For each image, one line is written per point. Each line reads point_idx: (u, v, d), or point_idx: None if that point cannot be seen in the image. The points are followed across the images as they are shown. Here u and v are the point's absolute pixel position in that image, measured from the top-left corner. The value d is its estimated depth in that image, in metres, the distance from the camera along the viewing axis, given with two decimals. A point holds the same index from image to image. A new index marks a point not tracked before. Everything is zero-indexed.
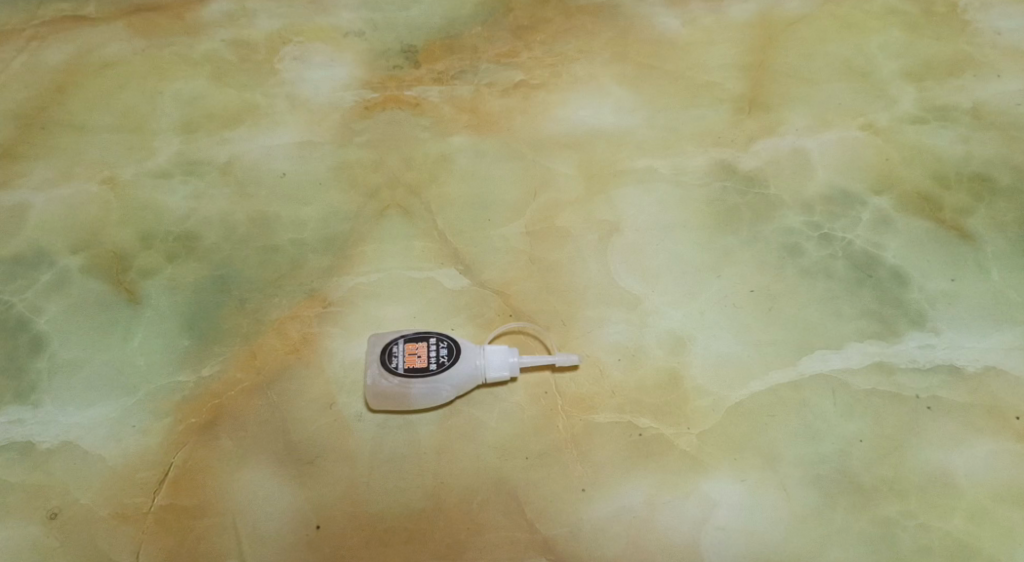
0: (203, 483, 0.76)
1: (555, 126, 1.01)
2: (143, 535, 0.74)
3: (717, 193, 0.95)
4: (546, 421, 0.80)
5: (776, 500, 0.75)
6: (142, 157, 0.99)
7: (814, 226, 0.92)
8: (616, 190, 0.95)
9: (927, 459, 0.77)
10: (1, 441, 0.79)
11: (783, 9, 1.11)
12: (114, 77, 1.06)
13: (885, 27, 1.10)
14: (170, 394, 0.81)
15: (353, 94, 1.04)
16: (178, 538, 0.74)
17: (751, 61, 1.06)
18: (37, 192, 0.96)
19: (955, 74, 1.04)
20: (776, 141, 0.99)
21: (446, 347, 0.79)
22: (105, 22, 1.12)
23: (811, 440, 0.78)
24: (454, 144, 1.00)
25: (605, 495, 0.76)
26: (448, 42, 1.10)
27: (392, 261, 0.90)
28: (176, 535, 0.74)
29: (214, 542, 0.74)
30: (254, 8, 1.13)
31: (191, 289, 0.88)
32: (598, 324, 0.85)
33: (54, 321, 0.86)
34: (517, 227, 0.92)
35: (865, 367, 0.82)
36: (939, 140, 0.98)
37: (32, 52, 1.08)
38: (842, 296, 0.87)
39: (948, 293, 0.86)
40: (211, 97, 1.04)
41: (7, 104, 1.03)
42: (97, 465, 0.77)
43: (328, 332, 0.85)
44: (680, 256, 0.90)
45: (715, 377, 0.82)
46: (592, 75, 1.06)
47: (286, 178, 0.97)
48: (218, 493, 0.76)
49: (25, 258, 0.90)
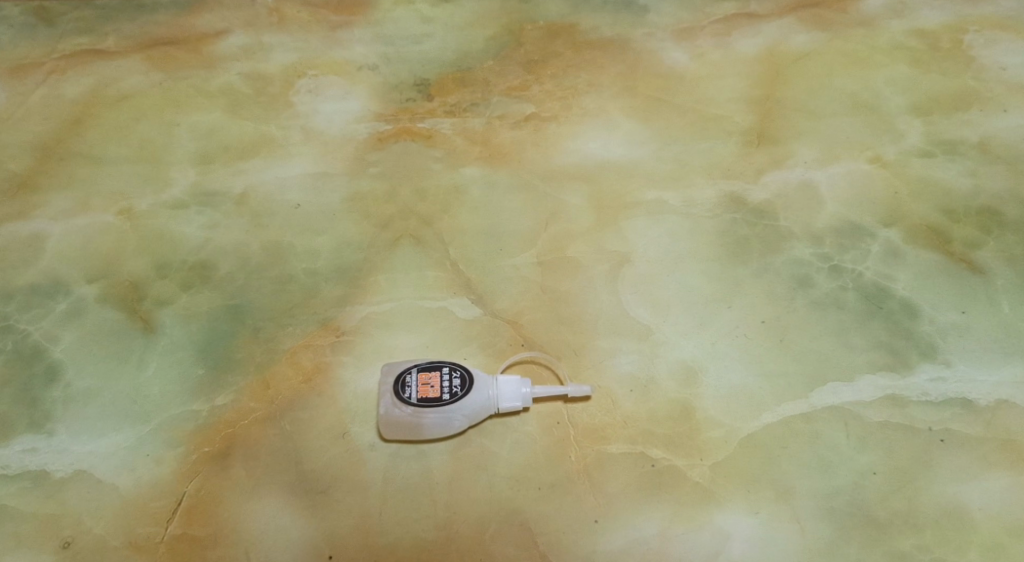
0: (217, 513, 0.76)
1: (566, 158, 1.02)
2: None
3: (727, 224, 0.95)
4: (559, 451, 0.80)
5: (790, 533, 0.75)
6: (158, 188, 1.00)
7: (824, 258, 0.92)
8: (626, 221, 0.96)
9: (941, 492, 0.76)
10: (15, 470, 0.79)
11: (791, 44, 1.13)
12: (132, 109, 1.08)
13: (892, 62, 1.11)
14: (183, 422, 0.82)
15: (367, 126, 1.06)
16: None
17: (759, 94, 1.08)
18: (54, 222, 0.97)
19: (962, 109, 1.05)
20: (784, 173, 1.00)
21: (460, 377, 0.79)
22: (124, 56, 1.14)
23: (824, 472, 0.78)
24: (466, 175, 1.01)
25: (617, 527, 0.75)
26: (460, 76, 1.11)
27: (405, 291, 0.91)
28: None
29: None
30: (270, 43, 1.15)
31: (205, 319, 0.89)
32: (609, 354, 0.86)
33: (70, 350, 0.87)
34: (529, 258, 0.93)
35: (877, 399, 0.82)
36: (947, 174, 0.99)
37: (51, 85, 1.10)
38: (853, 328, 0.87)
39: (959, 326, 0.87)
40: (227, 129, 1.06)
41: (26, 136, 1.05)
42: (110, 494, 0.77)
43: (341, 361, 0.86)
44: (691, 287, 0.90)
45: (728, 408, 0.82)
46: (602, 108, 1.07)
47: (301, 208, 0.98)
48: (232, 524, 0.76)
49: (41, 287, 0.91)
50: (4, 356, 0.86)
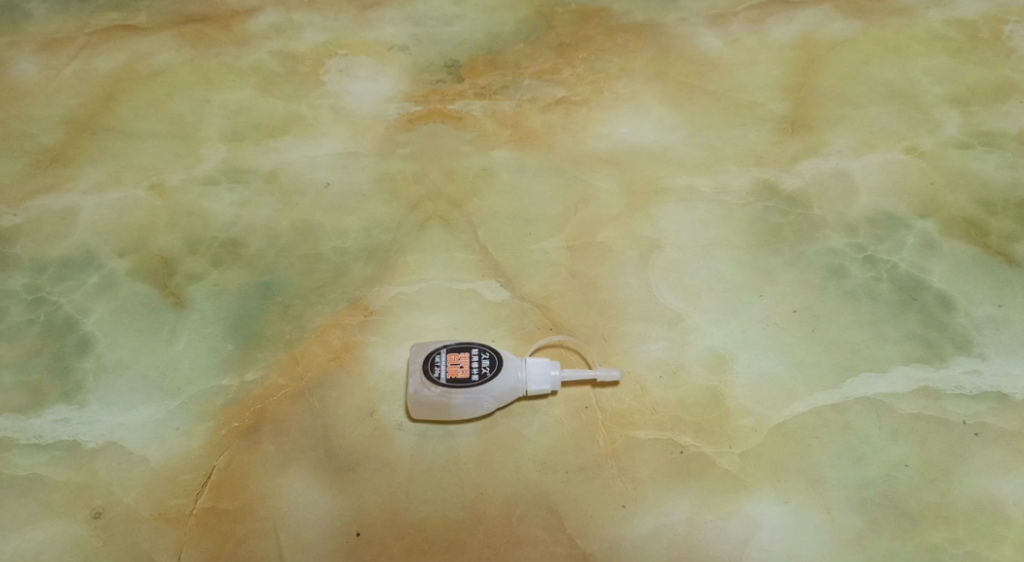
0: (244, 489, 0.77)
1: (597, 142, 1.01)
2: (185, 536, 0.74)
3: (760, 212, 0.94)
4: (587, 435, 0.79)
5: (821, 523, 0.74)
6: (189, 164, 1.00)
7: (857, 248, 0.91)
8: (657, 207, 0.95)
9: (975, 486, 0.76)
10: (47, 440, 0.80)
11: (827, 32, 1.11)
12: (163, 86, 1.08)
13: (930, 52, 1.09)
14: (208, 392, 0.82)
15: (397, 106, 1.06)
16: (218, 542, 0.74)
17: (793, 82, 1.06)
18: (86, 196, 0.97)
19: (1000, 100, 1.03)
20: (818, 162, 0.98)
21: (488, 359, 0.79)
22: (155, 32, 1.13)
23: (855, 463, 0.77)
24: (495, 158, 1.00)
25: (645, 512, 0.75)
26: (490, 58, 1.10)
27: (434, 273, 0.90)
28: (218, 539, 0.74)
29: (254, 548, 0.74)
30: (301, 21, 1.15)
31: (236, 295, 0.89)
32: (638, 340, 0.85)
33: (101, 322, 0.87)
34: (558, 242, 0.93)
35: (910, 391, 0.81)
36: (985, 166, 0.97)
37: (84, 60, 1.10)
38: (886, 319, 0.86)
39: (996, 319, 0.85)
40: (257, 107, 1.05)
41: (58, 110, 1.05)
42: (140, 466, 0.78)
43: (369, 340, 0.86)
44: (722, 275, 0.90)
45: (758, 396, 0.81)
46: (633, 92, 1.06)
47: (330, 187, 0.98)
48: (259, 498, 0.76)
49: (73, 260, 0.92)
50: (38, 327, 0.87)
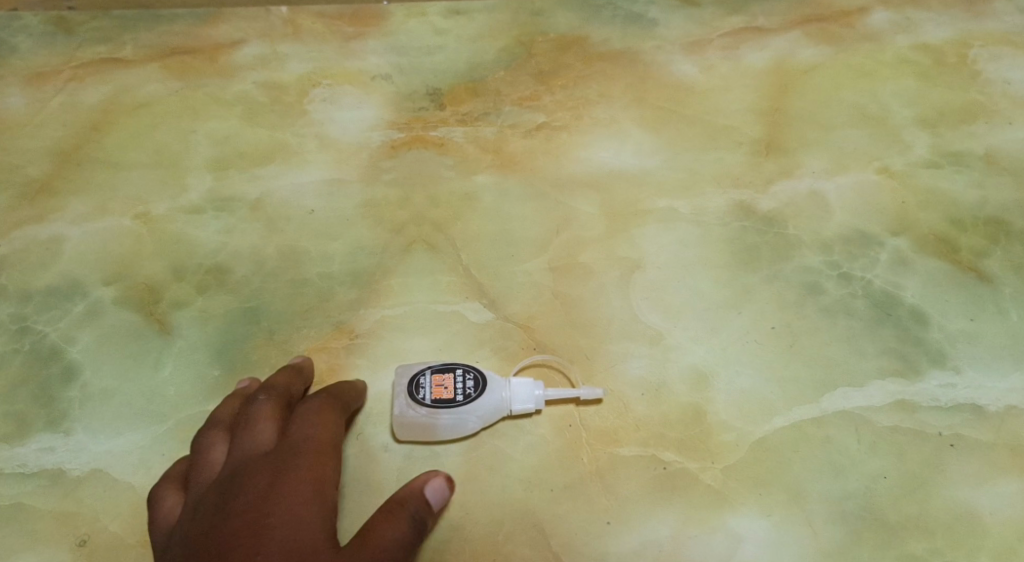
0: (296, 489, 0.68)
1: (577, 166, 1.03)
2: (231, 541, 0.63)
3: (737, 232, 0.96)
4: (572, 454, 0.81)
5: (802, 536, 0.77)
6: (175, 193, 1.01)
7: (833, 266, 0.93)
8: (637, 228, 0.97)
9: (952, 498, 0.78)
10: (33, 468, 0.81)
11: (799, 58, 1.14)
12: (149, 117, 1.09)
13: (899, 76, 1.12)
14: (253, 408, 0.76)
15: (380, 133, 1.07)
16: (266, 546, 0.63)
17: (768, 107, 1.09)
18: (72, 225, 0.98)
19: (968, 122, 1.06)
20: (794, 183, 1.01)
21: (473, 379, 0.81)
22: (141, 64, 1.15)
23: (835, 477, 0.79)
24: (478, 183, 1.02)
25: (631, 529, 0.77)
26: (472, 85, 1.12)
27: (418, 296, 0.92)
28: (271, 538, 0.63)
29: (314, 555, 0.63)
30: (285, 52, 1.16)
31: (221, 321, 0.90)
32: (621, 358, 0.87)
33: (86, 350, 0.88)
34: (541, 263, 0.94)
35: (887, 405, 0.83)
36: (954, 185, 1.00)
37: (70, 92, 1.11)
38: (863, 334, 0.88)
39: (969, 333, 0.87)
40: (242, 137, 1.07)
41: (44, 142, 1.06)
42: (127, 493, 0.80)
43: (355, 364, 0.87)
44: (702, 293, 0.91)
45: (740, 412, 0.83)
46: (612, 118, 1.08)
47: (315, 214, 0.99)
48: (317, 503, 0.68)
49: (59, 290, 0.93)
50: (23, 356, 0.88)
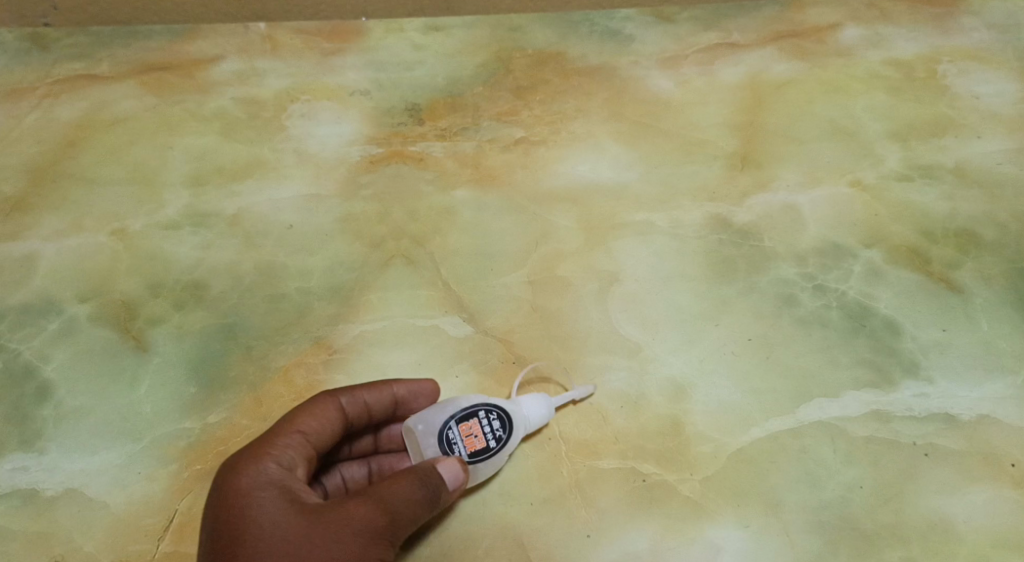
0: (248, 482, 0.70)
1: (555, 181, 1.04)
2: (204, 541, 0.69)
3: (714, 245, 0.97)
4: (552, 467, 0.81)
5: (781, 546, 0.77)
6: (152, 209, 1.01)
7: (808, 278, 0.94)
8: (615, 241, 0.98)
9: (927, 506, 0.79)
10: (6, 488, 0.80)
11: (772, 73, 1.15)
12: (126, 133, 1.09)
13: (870, 90, 1.14)
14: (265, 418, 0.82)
15: (359, 149, 1.07)
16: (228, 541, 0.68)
17: (742, 121, 1.10)
18: (47, 242, 0.97)
19: (938, 135, 1.08)
20: (769, 196, 1.02)
21: (499, 419, 0.79)
22: (117, 80, 1.14)
23: (812, 487, 0.80)
24: (456, 198, 1.02)
25: (610, 541, 0.77)
26: (450, 100, 1.13)
27: (398, 310, 0.92)
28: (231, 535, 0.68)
29: (269, 549, 0.66)
30: (263, 68, 1.16)
31: (199, 337, 0.90)
32: (599, 371, 0.87)
33: (61, 369, 0.87)
34: (520, 276, 0.95)
35: (862, 415, 0.84)
36: (924, 198, 1.02)
37: (45, 109, 1.11)
38: (837, 345, 0.89)
39: (941, 343, 0.89)
40: (220, 152, 1.07)
41: (18, 159, 1.06)
42: (102, 512, 0.79)
43: (334, 378, 0.87)
44: (679, 305, 0.92)
45: (716, 424, 0.84)
46: (589, 132, 1.09)
47: (293, 229, 0.99)
48: (268, 491, 0.69)
49: (34, 307, 0.92)
50: None
